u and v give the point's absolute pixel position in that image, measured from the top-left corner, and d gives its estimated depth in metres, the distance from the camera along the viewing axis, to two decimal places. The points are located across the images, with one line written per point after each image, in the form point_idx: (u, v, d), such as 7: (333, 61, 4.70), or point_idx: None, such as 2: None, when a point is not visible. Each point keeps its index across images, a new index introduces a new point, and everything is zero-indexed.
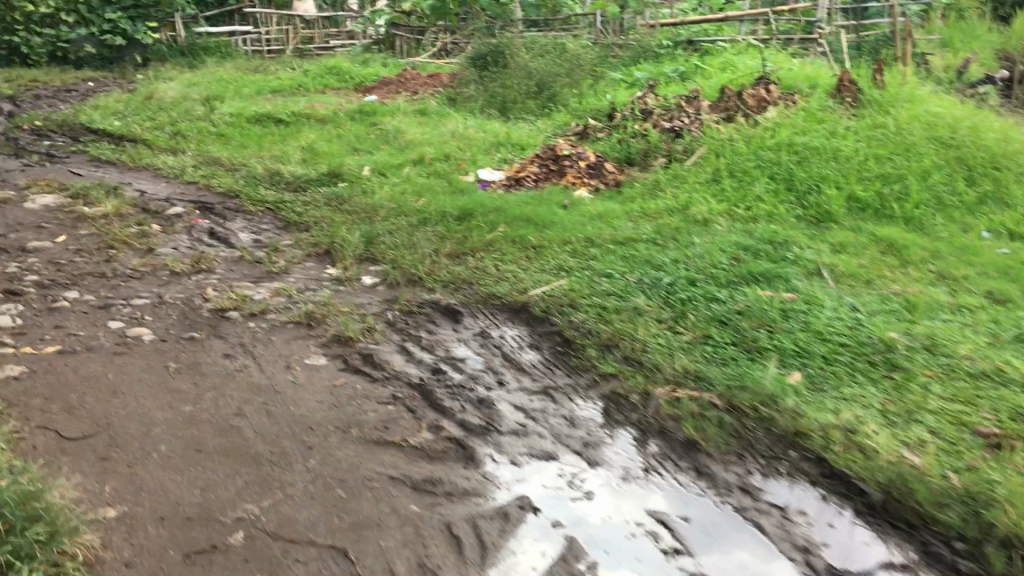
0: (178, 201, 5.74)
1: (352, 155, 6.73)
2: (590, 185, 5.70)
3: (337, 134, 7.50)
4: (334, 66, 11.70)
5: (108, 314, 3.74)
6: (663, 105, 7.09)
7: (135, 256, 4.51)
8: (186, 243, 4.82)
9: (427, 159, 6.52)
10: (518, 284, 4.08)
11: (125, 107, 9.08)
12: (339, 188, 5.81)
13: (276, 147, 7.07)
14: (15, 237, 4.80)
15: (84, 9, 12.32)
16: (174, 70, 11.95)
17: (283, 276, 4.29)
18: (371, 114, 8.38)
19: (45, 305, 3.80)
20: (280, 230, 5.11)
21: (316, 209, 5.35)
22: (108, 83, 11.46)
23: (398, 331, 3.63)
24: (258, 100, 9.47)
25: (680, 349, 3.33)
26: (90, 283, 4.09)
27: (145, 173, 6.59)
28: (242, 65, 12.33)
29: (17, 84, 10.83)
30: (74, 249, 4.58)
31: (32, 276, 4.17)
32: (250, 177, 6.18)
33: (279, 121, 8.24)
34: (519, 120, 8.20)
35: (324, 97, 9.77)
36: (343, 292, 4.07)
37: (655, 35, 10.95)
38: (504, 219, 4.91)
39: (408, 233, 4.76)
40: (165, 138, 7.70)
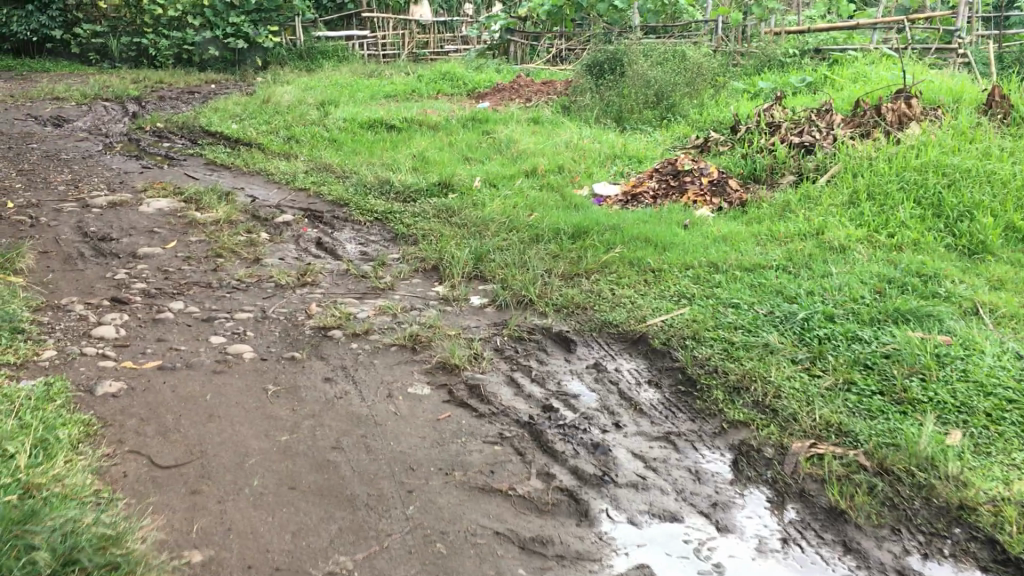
0: (288, 208, 5.70)
1: (463, 165, 6.56)
2: (712, 205, 5.34)
3: (448, 142, 7.37)
4: (448, 71, 11.64)
5: (210, 329, 3.65)
6: (791, 118, 6.67)
7: (241, 266, 4.45)
8: (294, 253, 4.72)
9: (540, 170, 6.30)
10: (635, 312, 3.78)
11: (243, 110, 9.19)
12: (450, 199, 5.64)
13: (387, 155, 6.97)
14: (127, 243, 4.82)
15: (209, 12, 12.53)
16: (291, 73, 12.12)
17: (389, 292, 4.14)
18: (483, 122, 8.23)
19: (149, 316, 3.75)
20: (388, 242, 4.98)
21: (425, 221, 5.20)
22: (229, 86, 11.68)
23: (506, 360, 3.39)
24: (372, 106, 9.45)
25: (819, 395, 2.97)
26: (196, 293, 4.04)
27: (257, 178, 6.59)
28: (358, 69, 12.41)
29: (143, 85, 11.15)
30: (182, 258, 4.55)
31: (140, 284, 4.15)
32: (360, 185, 6.08)
33: (391, 127, 8.16)
34: (636, 131, 7.90)
35: (437, 103, 9.67)
36: (450, 312, 3.87)
37: (781, 42, 10.45)
38: (620, 238, 4.63)
39: (519, 251, 4.53)
40: (279, 142, 7.72)
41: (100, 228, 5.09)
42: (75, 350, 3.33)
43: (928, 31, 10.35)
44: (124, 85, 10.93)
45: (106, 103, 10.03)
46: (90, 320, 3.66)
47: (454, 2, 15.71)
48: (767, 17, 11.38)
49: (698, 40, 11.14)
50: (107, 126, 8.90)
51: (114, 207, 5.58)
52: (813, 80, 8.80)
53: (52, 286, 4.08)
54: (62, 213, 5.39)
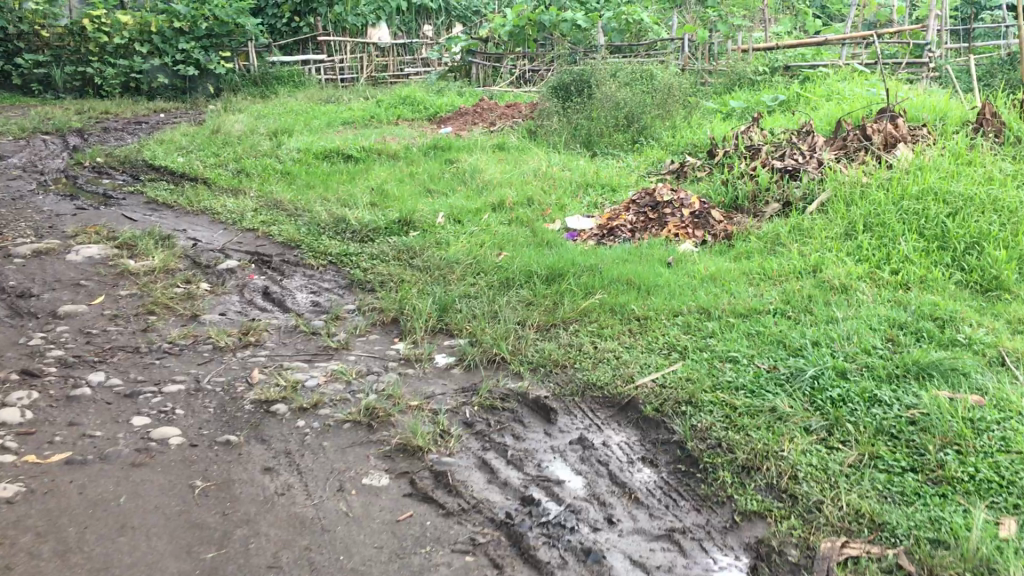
0: (234, 252, 5.22)
1: (425, 198, 6.11)
2: (696, 238, 4.94)
3: (409, 172, 6.92)
4: (408, 95, 11.20)
5: (133, 408, 3.17)
6: (772, 140, 6.31)
7: (175, 325, 3.96)
8: (237, 306, 4.25)
9: (507, 204, 5.86)
10: (621, 371, 3.35)
11: (191, 142, 8.67)
12: (411, 238, 5.20)
13: (343, 188, 6.50)
14: (49, 300, 4.32)
15: (157, 39, 12.05)
16: (246, 101, 11.62)
17: (342, 352, 3.66)
18: (445, 149, 7.80)
19: (62, 394, 3.26)
20: (344, 289, 4.52)
21: (384, 265, 4.74)
22: (180, 115, 11.17)
23: (477, 437, 2.93)
24: (329, 134, 8.99)
25: (842, 476, 2.53)
26: (120, 362, 3.56)
27: (202, 218, 6.09)
28: (315, 95, 11.93)
29: (88, 116, 10.59)
30: (109, 317, 4.06)
31: (57, 352, 3.65)
32: (313, 224, 5.61)
33: (348, 157, 7.70)
34: (608, 156, 7.50)
35: (397, 130, 9.23)
36: (411, 377, 3.41)
37: (749, 59, 10.13)
38: (600, 281, 4.20)
39: (489, 299, 4.09)
40: (228, 176, 7.23)
41: (21, 282, 4.59)
42: None
43: (898, 46, 10.10)
44: (67, 117, 10.36)
45: (46, 136, 9.47)
46: None
47: (413, 24, 15.19)
48: (734, 34, 11.11)
49: (663, 59, 10.81)
50: (44, 162, 8.35)
51: (39, 256, 5.07)
52: (787, 98, 8.48)
53: None
54: None
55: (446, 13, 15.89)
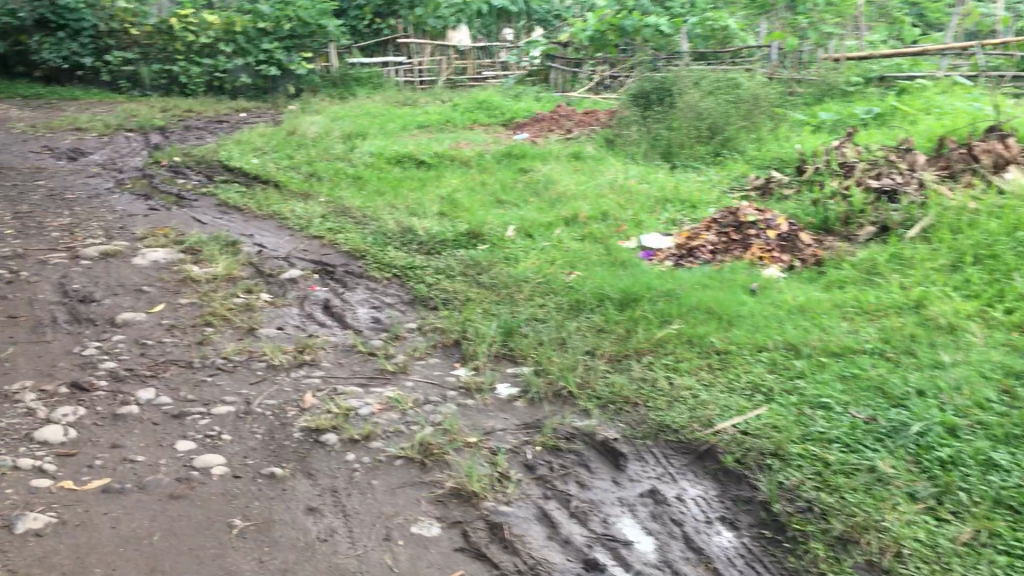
0: (298, 260, 5.08)
1: (496, 209, 5.90)
2: (782, 262, 4.63)
3: (481, 181, 6.73)
4: (485, 99, 11.03)
5: (179, 430, 2.99)
6: (867, 157, 5.93)
7: (231, 339, 3.80)
8: (296, 320, 4.09)
9: (581, 218, 5.61)
10: (698, 413, 3.08)
11: (266, 143, 8.62)
12: (479, 252, 4.99)
13: (413, 196, 6.33)
14: (109, 305, 4.20)
15: (242, 38, 12.11)
16: (324, 102, 11.59)
17: (400, 377, 3.46)
18: (519, 158, 7.58)
19: (109, 410, 3.09)
20: (406, 305, 4.34)
21: (449, 281, 4.54)
22: (259, 114, 11.20)
23: (539, 483, 2.70)
24: (402, 138, 8.86)
25: (954, 557, 2.27)
26: (172, 376, 3.39)
27: (269, 222, 5.98)
28: (392, 97, 11.84)
29: (171, 114, 10.68)
30: (166, 327, 3.91)
31: (110, 363, 3.50)
32: (380, 234, 5.44)
33: (421, 162, 7.55)
34: (687, 169, 7.18)
35: (472, 135, 9.07)
36: (470, 409, 3.19)
37: (842, 69, 9.68)
38: (678, 309, 3.93)
39: (558, 323, 3.85)
40: (299, 179, 7.12)
41: (84, 284, 4.49)
42: (7, 463, 2.69)
43: (1004, 58, 9.53)
44: (151, 114, 10.46)
45: (129, 133, 9.54)
46: (37, 416, 3.01)
47: (493, 27, 14.94)
48: (825, 42, 10.63)
49: (750, 67, 10.39)
50: (123, 159, 8.38)
51: (106, 259, 4.97)
52: (882, 111, 8.04)
53: (8, 366, 3.45)
54: (47, 266, 4.78)
55: (529, 16, 15.46)
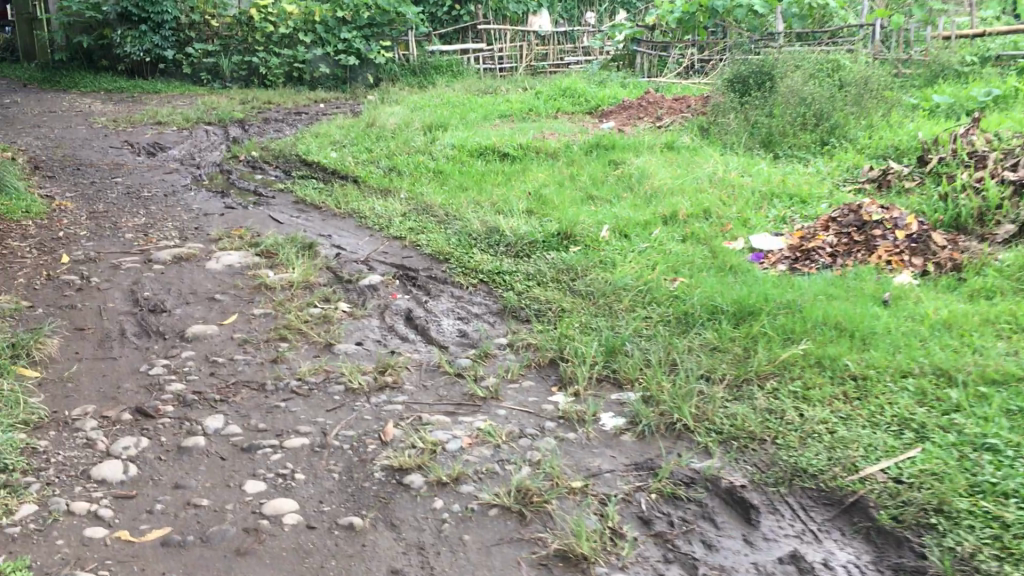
0: (379, 264, 4.77)
1: (587, 206, 5.50)
2: (914, 267, 4.12)
3: (570, 175, 6.33)
4: (568, 86, 10.59)
5: (250, 467, 2.68)
6: (999, 146, 5.34)
7: (307, 357, 3.49)
8: (377, 333, 3.77)
9: (681, 216, 5.17)
10: (839, 454, 2.64)
11: (345, 136, 8.36)
12: (573, 255, 4.60)
13: (498, 192, 5.96)
14: (181, 315, 3.94)
15: (321, 28, 11.94)
16: (403, 91, 11.30)
17: (491, 405, 3.10)
18: (609, 149, 7.15)
19: (174, 442, 2.81)
20: (494, 316, 3.99)
21: (541, 290, 4.17)
22: (339, 105, 10.97)
23: (658, 543, 2.31)
24: (485, 129, 8.51)
25: None
26: (243, 402, 3.09)
27: (348, 222, 5.69)
28: (472, 85, 11.48)
29: (251, 106, 10.54)
30: (238, 341, 3.62)
31: (178, 385, 3.21)
32: (465, 234, 5.09)
33: (504, 155, 7.18)
34: (793, 160, 6.65)
35: (556, 124, 8.67)
36: (571, 444, 2.81)
37: (954, 48, 8.97)
38: (802, 324, 3.47)
39: (665, 341, 3.44)
40: (379, 174, 6.83)
41: (155, 291, 4.24)
42: (60, 508, 2.42)
43: None
44: (231, 107, 10.33)
45: (209, 127, 9.40)
46: (97, 449, 2.74)
47: (575, 11, 14.50)
48: (934, 19, 9.85)
49: (852, 48, 9.71)
50: (202, 154, 8.22)
51: (179, 262, 4.72)
52: (1004, 92, 7.35)
53: (71, 386, 3.20)
54: (119, 271, 4.55)
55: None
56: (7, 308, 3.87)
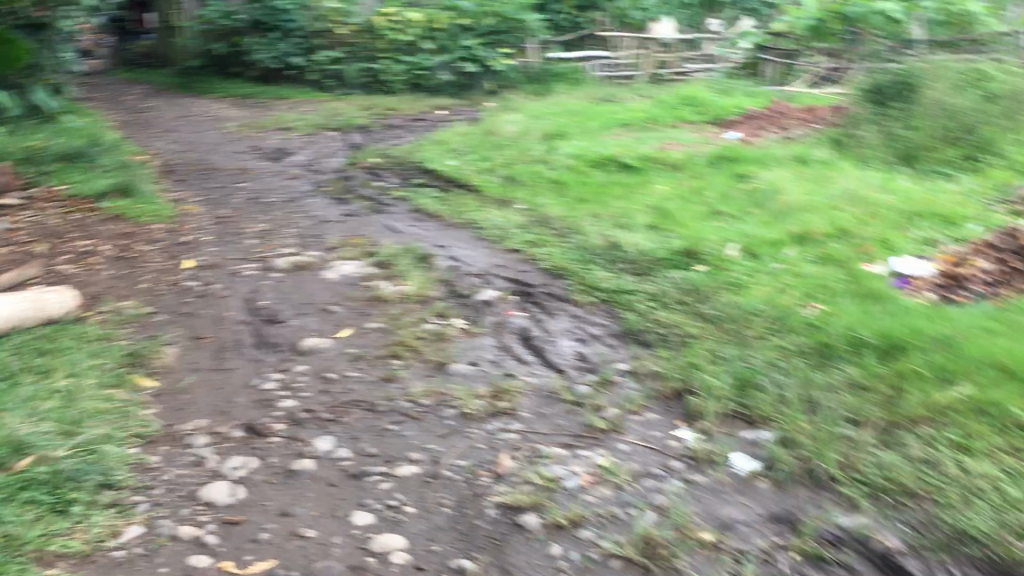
0: (495, 278, 4.63)
1: (713, 223, 5.21)
2: None
3: (694, 189, 6.05)
4: (691, 95, 10.25)
5: (358, 496, 2.56)
6: None
7: (420, 376, 3.36)
8: (492, 353, 3.62)
9: (816, 235, 4.83)
10: (1010, 518, 2.33)
11: (463, 144, 8.28)
12: (699, 275, 4.35)
13: (619, 205, 5.74)
14: (296, 327, 3.88)
15: (443, 35, 11.97)
16: (522, 99, 11.19)
17: (613, 439, 2.90)
18: (736, 161, 6.83)
19: (284, 464, 2.71)
20: (614, 338, 3.78)
21: (665, 312, 3.93)
22: (458, 112, 10.94)
23: None
24: (605, 138, 8.30)
25: None
26: (354, 423, 2.99)
27: (464, 233, 5.58)
28: (593, 93, 11.27)
29: (373, 112, 10.63)
30: (352, 357, 3.52)
31: (290, 402, 3.13)
32: (584, 249, 4.90)
33: (625, 166, 6.94)
34: (937, 176, 6.19)
35: (678, 134, 8.39)
36: (701, 490, 2.59)
37: None
38: (959, 363, 3.14)
39: (803, 376, 3.17)
40: (497, 184, 6.70)
41: (273, 300, 4.21)
42: (166, 532, 2.35)
43: None
44: (353, 113, 10.43)
45: (331, 133, 9.50)
46: (207, 468, 2.68)
47: (699, 19, 13.82)
48: None
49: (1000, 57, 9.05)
50: (324, 160, 8.29)
51: (297, 270, 4.68)
52: None
53: (186, 397, 3.16)
54: (238, 278, 4.54)
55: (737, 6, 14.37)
56: (130, 314, 3.89)
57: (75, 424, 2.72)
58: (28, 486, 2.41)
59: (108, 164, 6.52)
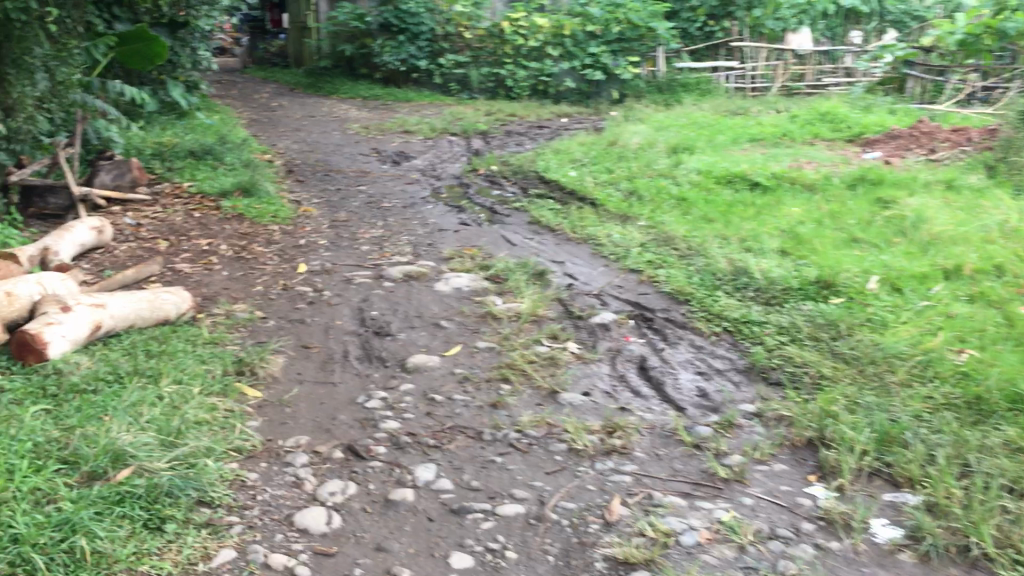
0: (612, 300, 4.42)
1: (851, 251, 4.86)
2: None
3: (829, 212, 5.69)
4: (827, 111, 9.78)
5: (458, 534, 2.40)
6: None
7: (529, 404, 3.18)
8: (607, 383, 3.41)
9: (968, 271, 4.42)
10: None
11: (585, 154, 8.09)
12: (834, 309, 4.03)
13: (748, 226, 5.45)
14: (405, 341, 3.76)
15: (570, 42, 11.80)
16: (648, 109, 10.92)
17: (735, 490, 2.65)
18: (876, 184, 6.42)
19: (383, 493, 2.58)
20: (739, 375, 3.51)
21: (795, 349, 3.64)
22: (582, 120, 10.75)
23: None
24: (733, 153, 7.97)
25: None
26: (457, 451, 2.83)
27: (583, 248, 5.39)
28: (722, 106, 10.91)
29: (495, 118, 10.55)
30: (459, 378, 3.38)
31: (393, 424, 3.00)
32: (708, 273, 4.63)
33: (755, 185, 6.62)
34: None
35: (812, 152, 7.98)
36: (836, 559, 2.32)
37: None
38: None
39: (954, 434, 2.84)
40: (618, 198, 6.48)
41: (383, 311, 4.11)
42: (257, 559, 2.23)
43: None
44: (476, 118, 10.39)
45: (453, 137, 9.46)
46: (304, 491, 2.57)
47: (840, 29, 13.13)
48: None
49: None
50: (444, 165, 8.25)
51: (409, 280, 4.58)
52: None
53: (289, 411, 3.07)
54: (351, 285, 4.47)
55: (880, 17, 13.44)
56: (242, 318, 3.86)
57: (176, 435, 2.64)
58: (125, 500, 2.30)
59: (234, 163, 6.61)
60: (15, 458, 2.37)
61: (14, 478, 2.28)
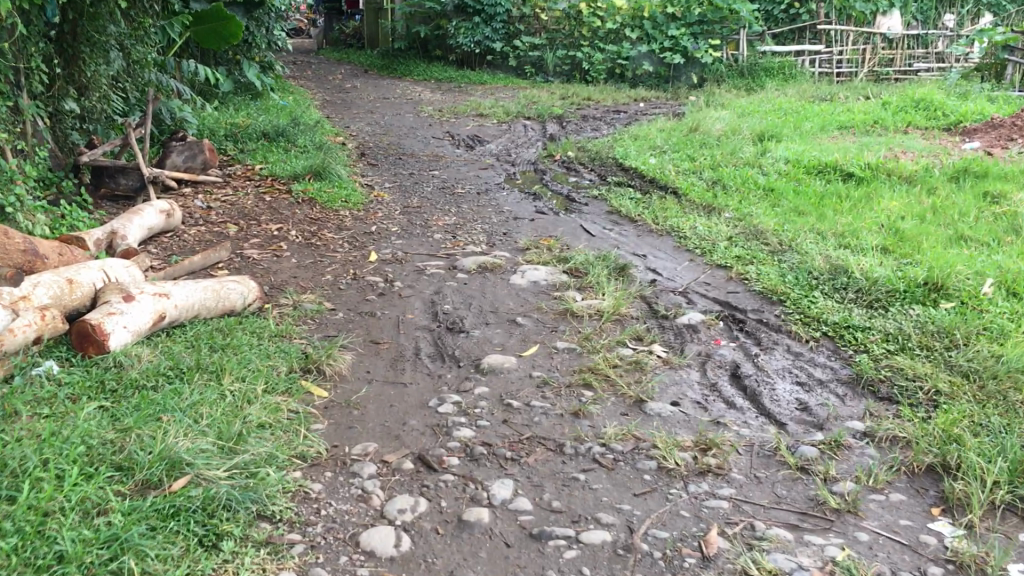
0: (699, 298, 4.13)
1: (959, 251, 4.47)
2: None
3: (932, 206, 5.29)
4: (922, 98, 9.25)
5: (539, 563, 2.17)
6: None
7: (614, 414, 2.93)
8: (698, 392, 3.13)
9: None
10: None
11: (666, 140, 7.76)
12: (946, 314, 3.67)
13: (844, 220, 5.08)
14: (479, 338, 3.54)
15: (649, 24, 11.45)
16: (729, 94, 10.48)
17: (849, 523, 2.35)
18: (982, 176, 5.97)
19: (455, 511, 2.36)
20: (843, 387, 3.20)
21: (905, 359, 3.31)
22: (660, 105, 10.39)
23: None
24: (822, 141, 7.55)
25: None
26: (536, 466, 2.60)
27: (665, 241, 5.10)
28: (808, 91, 10.39)
29: (570, 102, 10.27)
30: (538, 382, 3.14)
31: (467, 431, 2.78)
32: (803, 271, 4.30)
33: (849, 175, 6.22)
34: None
35: (908, 141, 7.51)
36: None
37: None
38: None
39: None
40: (702, 187, 6.16)
41: (456, 305, 3.90)
42: None
43: None
44: (551, 102, 10.12)
45: (528, 121, 9.20)
46: (370, 506, 2.36)
47: (931, 12, 12.58)
48: None
49: None
50: (519, 150, 8.00)
51: (483, 272, 4.36)
52: None
53: (356, 413, 2.88)
54: (423, 276, 4.27)
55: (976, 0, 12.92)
56: (309, 310, 3.68)
57: (236, 440, 2.46)
58: (179, 514, 2.12)
59: (306, 145, 6.47)
60: (65, 463, 2.21)
61: (63, 486, 2.12)
